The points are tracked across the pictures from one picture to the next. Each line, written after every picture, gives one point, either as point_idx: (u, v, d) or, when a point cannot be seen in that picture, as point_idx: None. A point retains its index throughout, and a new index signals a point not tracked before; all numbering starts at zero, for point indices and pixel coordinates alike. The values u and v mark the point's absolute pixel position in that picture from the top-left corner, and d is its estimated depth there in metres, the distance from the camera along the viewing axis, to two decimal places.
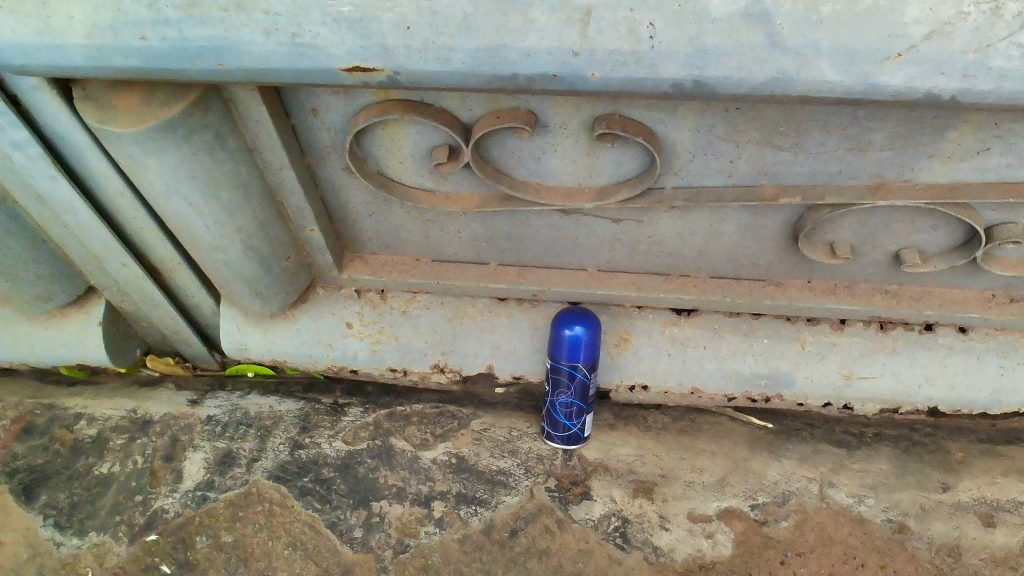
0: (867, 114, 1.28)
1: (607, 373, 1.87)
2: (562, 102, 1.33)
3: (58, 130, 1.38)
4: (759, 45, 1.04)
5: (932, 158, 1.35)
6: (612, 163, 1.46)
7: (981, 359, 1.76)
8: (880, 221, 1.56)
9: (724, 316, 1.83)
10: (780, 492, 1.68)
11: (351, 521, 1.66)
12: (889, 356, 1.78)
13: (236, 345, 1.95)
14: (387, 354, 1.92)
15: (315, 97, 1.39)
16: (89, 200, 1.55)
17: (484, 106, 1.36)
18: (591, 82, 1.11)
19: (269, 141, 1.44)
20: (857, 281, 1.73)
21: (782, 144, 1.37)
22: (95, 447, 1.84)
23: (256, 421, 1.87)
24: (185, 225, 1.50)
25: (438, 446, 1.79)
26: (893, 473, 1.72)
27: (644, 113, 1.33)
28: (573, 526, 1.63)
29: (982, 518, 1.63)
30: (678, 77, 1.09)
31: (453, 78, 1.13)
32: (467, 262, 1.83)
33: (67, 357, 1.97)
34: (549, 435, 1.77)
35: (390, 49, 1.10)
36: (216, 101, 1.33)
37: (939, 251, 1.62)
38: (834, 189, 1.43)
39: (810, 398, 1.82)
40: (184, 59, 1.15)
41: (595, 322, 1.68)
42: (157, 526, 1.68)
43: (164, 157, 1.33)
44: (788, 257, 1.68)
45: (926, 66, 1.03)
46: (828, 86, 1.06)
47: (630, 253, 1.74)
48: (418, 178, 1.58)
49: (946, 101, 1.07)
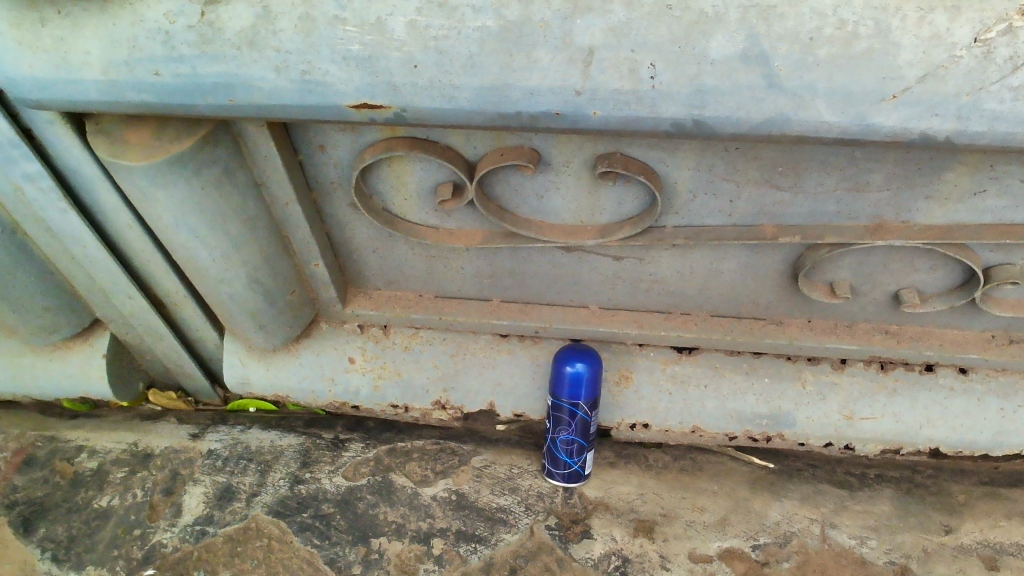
0: (865, 155, 1.30)
1: (607, 411, 1.87)
2: (565, 140, 1.36)
3: (70, 163, 1.41)
4: (758, 85, 1.06)
5: (930, 200, 1.37)
6: (614, 201, 1.48)
7: (982, 400, 1.76)
8: (879, 260, 1.57)
9: (724, 355, 1.84)
10: (782, 533, 1.67)
11: (350, 557, 1.66)
12: (889, 397, 1.79)
13: (238, 379, 1.96)
14: (388, 390, 1.92)
15: (323, 133, 1.42)
16: (98, 233, 1.57)
17: (489, 143, 1.38)
18: (593, 121, 1.13)
19: (276, 176, 1.47)
20: (857, 321, 1.74)
21: (781, 184, 1.39)
22: (95, 480, 1.83)
23: (257, 455, 1.87)
24: (192, 258, 1.52)
25: (438, 483, 1.79)
26: (895, 514, 1.71)
27: (646, 152, 1.36)
28: (573, 565, 1.62)
29: (985, 561, 1.62)
30: (678, 117, 1.11)
31: (459, 116, 1.16)
32: (470, 298, 1.85)
33: (70, 390, 1.98)
34: (549, 472, 1.76)
35: (397, 86, 1.13)
36: (226, 137, 1.36)
37: (938, 292, 1.63)
38: (832, 229, 1.45)
39: (811, 438, 1.82)
40: (196, 95, 1.17)
41: (596, 359, 1.69)
42: (155, 560, 1.67)
43: (173, 191, 1.35)
44: (789, 296, 1.69)
45: (921, 108, 1.05)
46: (825, 126, 1.09)
47: (631, 291, 1.75)
48: (423, 214, 1.60)
49: (941, 142, 1.09)
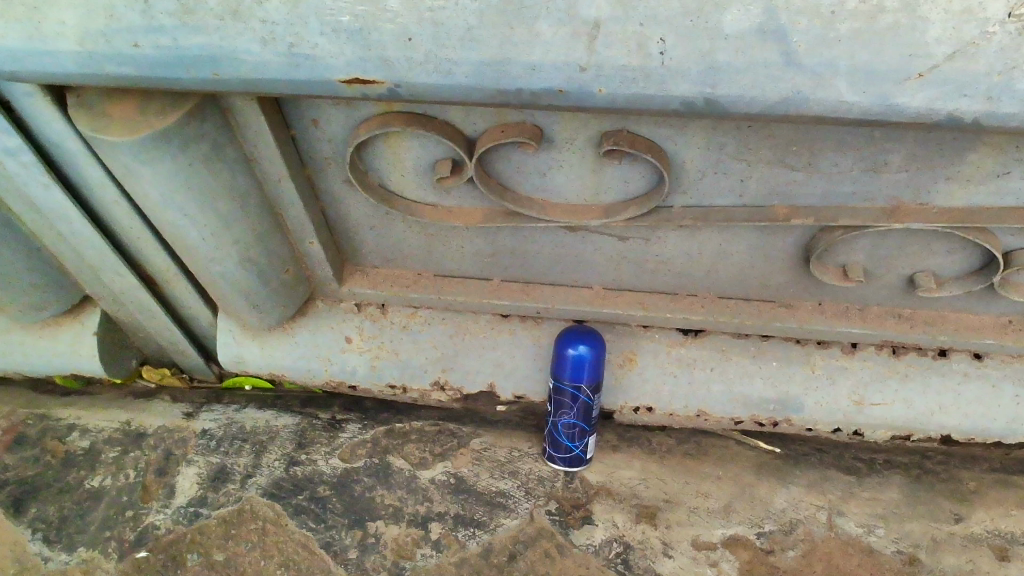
0: (884, 135, 1.23)
1: (611, 393, 1.82)
2: (569, 117, 1.30)
3: (52, 138, 1.35)
4: (775, 62, 1.00)
5: (951, 181, 1.30)
6: (619, 180, 1.42)
7: (996, 387, 1.71)
8: (894, 243, 1.51)
9: (731, 338, 1.78)
10: (788, 520, 1.63)
11: (346, 541, 1.62)
12: (901, 382, 1.73)
13: (233, 357, 1.91)
14: (386, 370, 1.87)
15: (316, 108, 1.36)
16: (84, 210, 1.52)
17: (489, 119, 1.32)
18: (598, 98, 1.07)
19: (268, 152, 1.41)
20: (870, 305, 1.69)
21: (795, 164, 1.32)
22: (87, 460, 1.80)
23: (252, 436, 1.83)
24: (181, 236, 1.47)
25: (436, 466, 1.75)
26: (904, 502, 1.67)
27: (653, 129, 1.29)
28: (574, 551, 1.58)
29: (996, 551, 1.58)
30: (688, 95, 1.05)
31: (456, 92, 1.10)
32: (470, 277, 1.79)
33: (61, 367, 1.93)
34: (550, 456, 1.72)
35: (391, 60, 1.07)
36: (213, 111, 1.30)
37: (955, 276, 1.57)
38: (848, 210, 1.39)
39: (819, 423, 1.77)
40: (178, 68, 1.11)
41: (600, 341, 1.64)
42: (147, 542, 1.64)
43: (159, 168, 1.30)
44: (800, 278, 1.63)
45: (949, 87, 0.99)
46: (845, 106, 1.03)
47: (637, 271, 1.70)
48: (421, 191, 1.54)
49: (968, 123, 1.02)
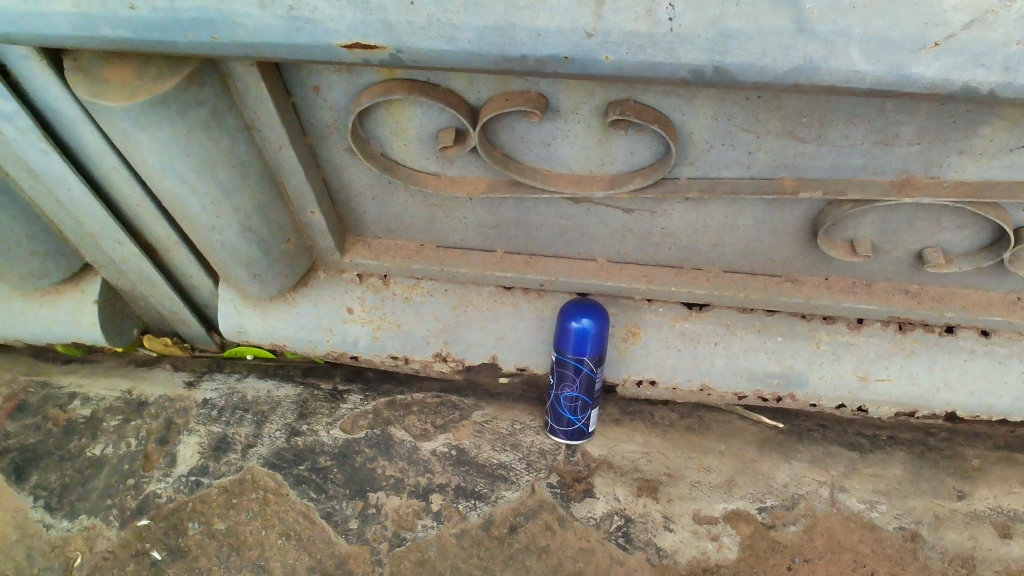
0: (896, 106, 1.21)
1: (613, 366, 1.81)
2: (574, 86, 1.27)
3: (50, 103, 1.33)
4: (786, 30, 0.97)
5: (963, 155, 1.28)
6: (625, 150, 1.39)
7: (1003, 364, 1.70)
8: (903, 218, 1.49)
9: (736, 312, 1.77)
10: (789, 495, 1.63)
11: (347, 511, 1.62)
12: (906, 358, 1.72)
13: (234, 327, 1.90)
14: (388, 341, 1.86)
15: (317, 74, 1.34)
16: (83, 177, 1.50)
17: (494, 88, 1.30)
18: (605, 65, 1.05)
19: (268, 119, 1.39)
20: (877, 281, 1.67)
21: (804, 136, 1.30)
22: (89, 428, 1.80)
23: (253, 405, 1.83)
24: (180, 204, 1.45)
25: (438, 437, 1.75)
26: (907, 479, 1.67)
27: (661, 99, 1.27)
28: (575, 524, 1.59)
29: (998, 528, 1.58)
30: (697, 63, 1.02)
31: (459, 58, 1.07)
32: (473, 249, 1.78)
33: (62, 335, 1.93)
34: (552, 429, 1.72)
35: (392, 25, 1.04)
36: (212, 77, 1.28)
37: (964, 252, 1.55)
38: (857, 184, 1.36)
39: (823, 399, 1.76)
40: (175, 31, 1.09)
41: (603, 313, 1.61)
42: (149, 510, 1.64)
43: (158, 134, 1.28)
44: (807, 253, 1.61)
45: (965, 57, 0.96)
46: (857, 76, 1.00)
47: (641, 244, 1.68)
48: (424, 161, 1.52)
49: (984, 94, 1.00)
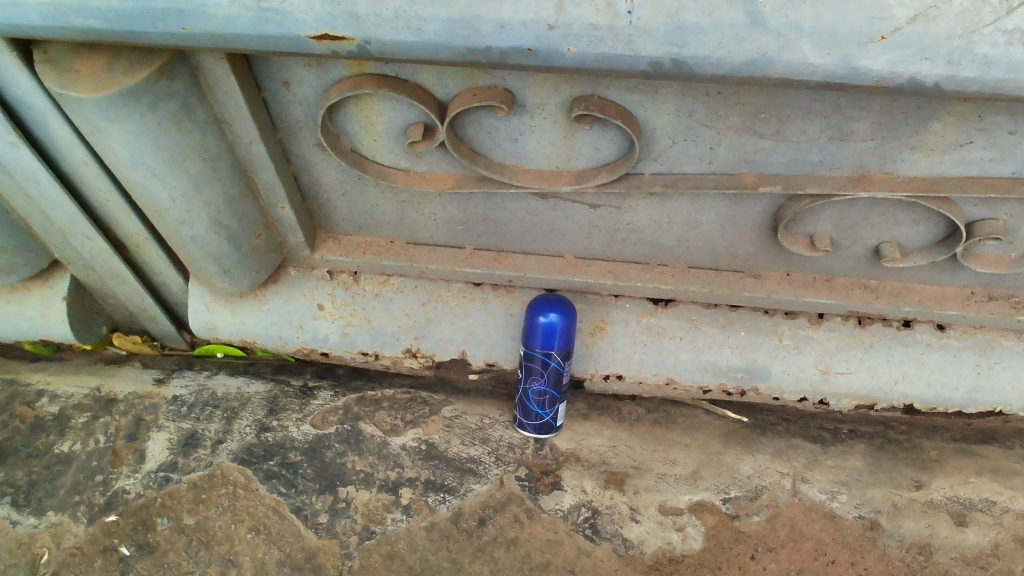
0: (850, 102, 1.25)
1: (581, 361, 1.84)
2: (540, 81, 1.30)
3: (19, 95, 1.33)
4: (740, 23, 1.01)
5: (915, 150, 1.32)
6: (590, 146, 1.43)
7: (958, 357, 1.75)
8: (860, 213, 1.54)
9: (700, 308, 1.81)
10: (753, 487, 1.66)
11: (316, 505, 1.63)
12: (866, 351, 1.76)
13: (204, 324, 1.91)
14: (358, 337, 1.88)
15: (287, 69, 1.36)
16: (52, 171, 1.51)
17: (461, 83, 1.32)
18: (567, 58, 1.08)
19: (238, 113, 1.40)
20: (836, 276, 1.71)
21: (763, 131, 1.34)
22: (56, 425, 1.79)
23: (223, 402, 1.83)
24: (150, 198, 1.46)
25: (408, 432, 1.76)
26: (867, 470, 1.71)
27: (624, 95, 1.30)
28: (542, 516, 1.61)
29: (955, 517, 1.62)
30: (656, 56, 1.06)
31: (426, 50, 1.10)
32: (443, 246, 1.80)
33: (30, 332, 1.92)
34: (521, 423, 1.74)
35: (360, 16, 1.07)
36: (182, 70, 1.29)
37: (919, 247, 1.60)
38: (815, 179, 1.41)
39: (786, 392, 1.79)
40: (145, 21, 1.11)
41: (570, 308, 1.64)
42: (117, 506, 1.64)
43: (127, 126, 1.29)
44: (768, 248, 1.65)
45: (911, 50, 1.01)
46: (810, 69, 1.04)
47: (607, 240, 1.71)
48: (394, 157, 1.54)
49: (929, 88, 1.04)
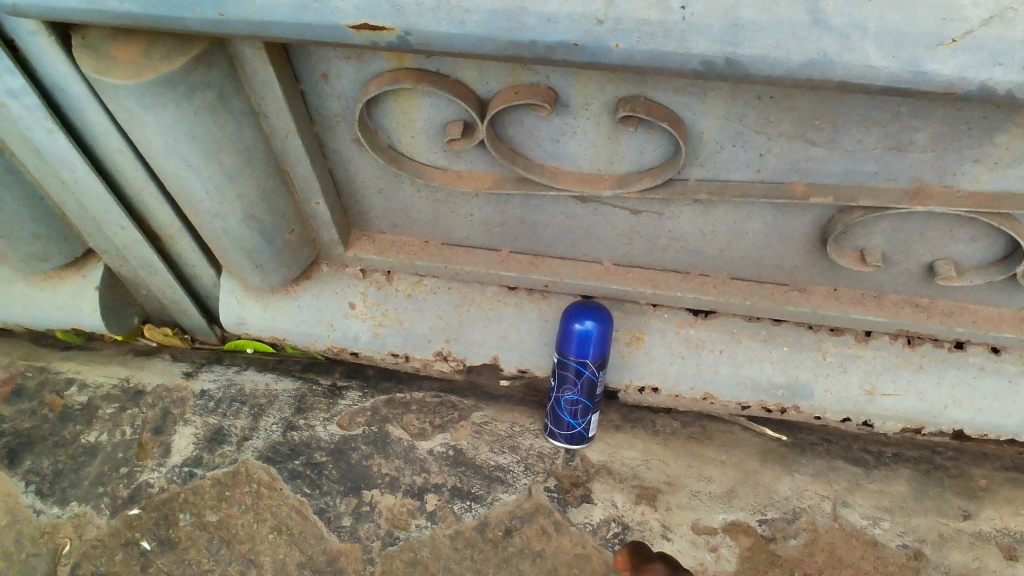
0: (911, 110, 1.19)
1: (617, 371, 1.78)
2: (585, 80, 1.26)
3: (57, 81, 1.32)
4: (801, 22, 0.96)
5: (978, 163, 1.26)
6: (634, 149, 1.38)
7: (1013, 382, 1.66)
8: (915, 227, 1.47)
9: (742, 321, 1.75)
10: (791, 508, 1.60)
11: (340, 508, 1.60)
12: (914, 372, 1.69)
13: (235, 319, 1.89)
14: (389, 338, 1.85)
15: (326, 61, 1.33)
16: (87, 157, 1.49)
17: (503, 80, 1.29)
18: (615, 54, 1.03)
19: (275, 105, 1.38)
20: (886, 292, 1.64)
21: (815, 139, 1.28)
22: (84, 415, 1.78)
23: (250, 398, 1.81)
24: (184, 189, 1.44)
25: (435, 437, 1.72)
26: (911, 496, 1.63)
27: (671, 97, 1.25)
28: (571, 529, 1.56)
29: (1004, 550, 1.54)
30: (709, 54, 1.01)
31: (467, 43, 1.06)
32: (478, 247, 1.76)
33: (63, 320, 1.92)
34: (552, 433, 1.69)
35: (401, 6, 1.03)
36: (220, 59, 1.27)
37: (976, 265, 1.52)
38: (868, 190, 1.34)
39: (828, 412, 1.73)
40: (182, 7, 1.08)
41: (607, 317, 1.60)
42: (140, 500, 1.62)
43: (162, 114, 1.27)
44: (816, 261, 1.59)
45: (983, 55, 0.95)
46: (872, 72, 0.98)
47: (648, 249, 1.66)
48: (431, 154, 1.50)
49: (1001, 95, 0.98)
